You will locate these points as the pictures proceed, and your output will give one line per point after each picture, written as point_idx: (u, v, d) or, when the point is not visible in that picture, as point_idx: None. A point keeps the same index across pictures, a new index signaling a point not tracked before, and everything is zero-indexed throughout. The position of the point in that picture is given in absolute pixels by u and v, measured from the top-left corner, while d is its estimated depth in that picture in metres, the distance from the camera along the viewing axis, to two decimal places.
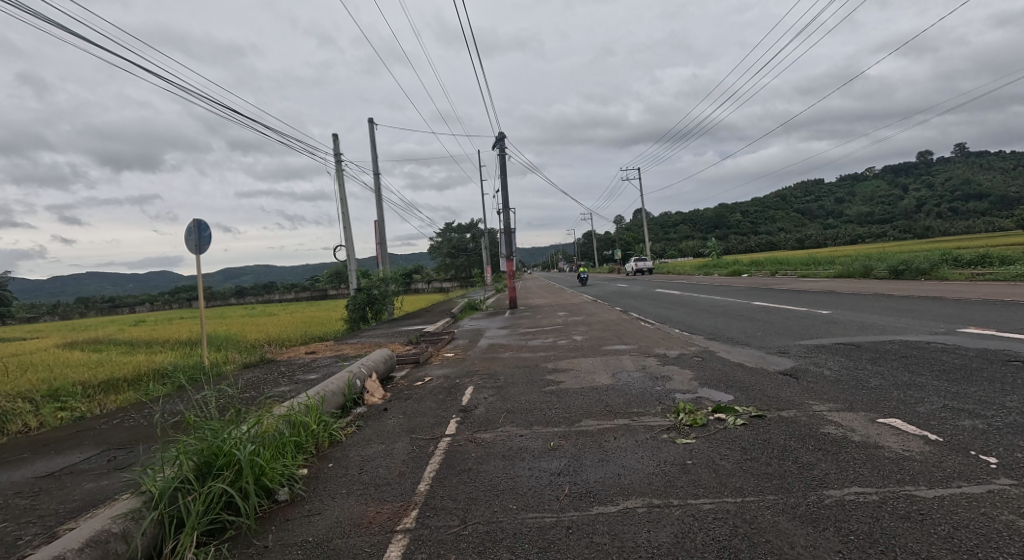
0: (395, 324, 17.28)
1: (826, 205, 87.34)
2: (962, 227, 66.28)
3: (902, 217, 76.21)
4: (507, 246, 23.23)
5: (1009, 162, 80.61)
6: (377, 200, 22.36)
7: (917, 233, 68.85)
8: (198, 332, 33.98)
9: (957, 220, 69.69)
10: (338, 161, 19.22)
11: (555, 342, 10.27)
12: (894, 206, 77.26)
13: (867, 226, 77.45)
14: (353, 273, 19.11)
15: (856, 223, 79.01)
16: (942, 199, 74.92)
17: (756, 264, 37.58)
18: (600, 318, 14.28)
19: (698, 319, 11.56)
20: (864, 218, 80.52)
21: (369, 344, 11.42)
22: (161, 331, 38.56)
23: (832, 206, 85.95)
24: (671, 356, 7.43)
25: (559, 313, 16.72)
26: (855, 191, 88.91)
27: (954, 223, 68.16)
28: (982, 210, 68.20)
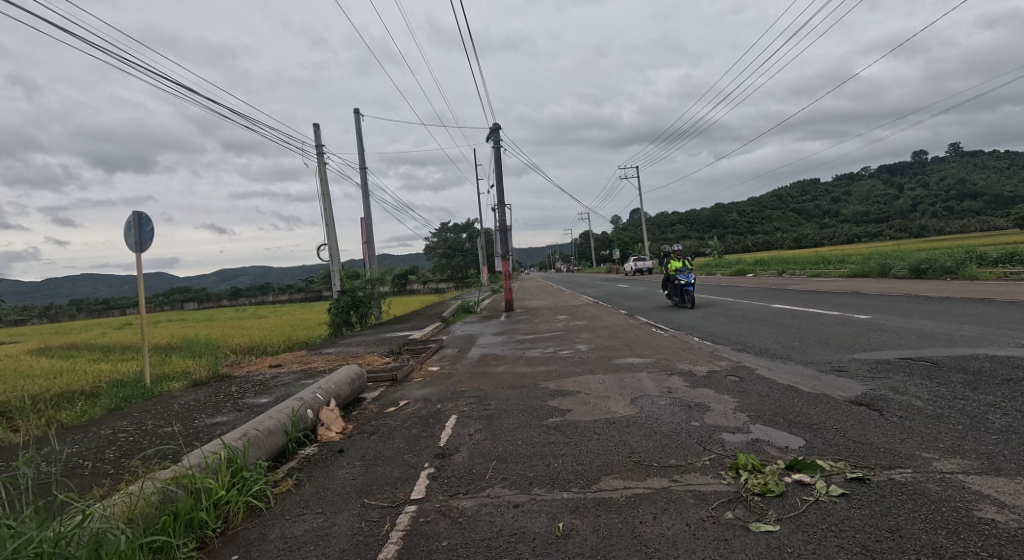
0: (381, 330, 15.89)
1: (824, 205, 86.42)
2: (957, 226, 65.62)
3: (899, 216, 75.41)
4: (502, 245, 21.88)
5: (1004, 162, 80.05)
6: (364, 196, 21.04)
7: (914, 233, 68.12)
8: (181, 336, 32.58)
9: (953, 219, 68.99)
10: (320, 154, 17.90)
11: (557, 353, 8.95)
12: (895, 205, 76.39)
13: (863, 226, 76.67)
14: (336, 274, 17.75)
15: (853, 223, 78.20)
16: (939, 198, 74.21)
17: (760, 263, 36.38)
18: (605, 323, 12.97)
19: (718, 325, 10.25)
20: (860, 218, 79.70)
21: (345, 355, 10.08)
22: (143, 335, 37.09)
23: (829, 206, 85.13)
24: (698, 375, 6.13)
25: (559, 319, 15.40)
26: (852, 190, 88.12)
27: (951, 222, 67.42)
28: (978, 210, 67.56)
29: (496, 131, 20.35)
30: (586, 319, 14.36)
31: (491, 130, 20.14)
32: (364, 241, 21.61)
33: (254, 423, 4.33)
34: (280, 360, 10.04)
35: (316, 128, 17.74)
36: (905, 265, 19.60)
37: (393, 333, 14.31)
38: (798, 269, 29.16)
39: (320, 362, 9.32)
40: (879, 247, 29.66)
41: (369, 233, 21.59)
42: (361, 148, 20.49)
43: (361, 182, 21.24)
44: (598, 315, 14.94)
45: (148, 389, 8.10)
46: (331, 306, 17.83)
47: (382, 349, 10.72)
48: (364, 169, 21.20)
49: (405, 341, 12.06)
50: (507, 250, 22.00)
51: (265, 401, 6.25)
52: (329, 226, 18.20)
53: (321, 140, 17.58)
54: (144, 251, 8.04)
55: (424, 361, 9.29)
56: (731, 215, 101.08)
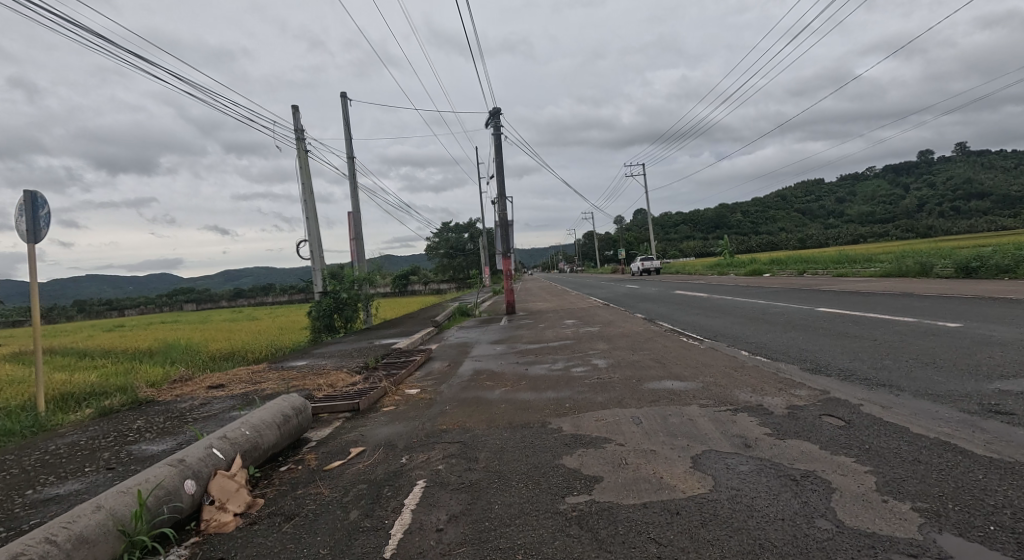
0: (364, 337, 14.08)
1: (828, 205, 84.18)
2: (963, 226, 63.69)
3: (903, 216, 73.37)
4: (503, 242, 20.07)
5: (1012, 161, 78.17)
6: (351, 188, 19.29)
7: (920, 233, 66.28)
8: (164, 339, 30.95)
9: (958, 218, 66.80)
10: (300, 140, 16.13)
11: (569, 372, 7.09)
12: (899, 204, 74.75)
13: (868, 226, 74.75)
14: (317, 274, 15.97)
15: (859, 222, 76.26)
16: (945, 197, 72.33)
17: (777, 263, 34.55)
18: (622, 330, 11.13)
19: (764, 334, 8.43)
20: (863, 218, 77.71)
21: (309, 371, 8.24)
22: (127, 338, 35.54)
23: (833, 206, 83.25)
24: (777, 414, 4.26)
25: (565, 324, 13.57)
26: (856, 190, 86.28)
27: (957, 222, 65.43)
28: (985, 209, 65.69)
29: (496, 115, 18.50)
30: (598, 325, 12.53)
31: (491, 113, 18.31)
32: (353, 237, 19.87)
33: (58, 522, 2.49)
34: (228, 376, 8.22)
35: (295, 110, 15.97)
36: (951, 263, 17.75)
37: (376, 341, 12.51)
38: (820, 269, 27.25)
39: (274, 381, 7.49)
40: (908, 246, 27.67)
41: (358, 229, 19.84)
42: (347, 136, 18.72)
43: (349, 173, 19.49)
44: (611, 320, 13.15)
45: (41, 418, 6.28)
46: (313, 309, 16.05)
47: (356, 363, 8.90)
48: (352, 158, 19.45)
49: (387, 352, 10.25)
50: (508, 247, 20.16)
51: (158, 450, 4.39)
52: (310, 220, 16.46)
53: (300, 123, 15.81)
54: (37, 241, 6.25)
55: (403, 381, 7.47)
56: (737, 215, 99.11)
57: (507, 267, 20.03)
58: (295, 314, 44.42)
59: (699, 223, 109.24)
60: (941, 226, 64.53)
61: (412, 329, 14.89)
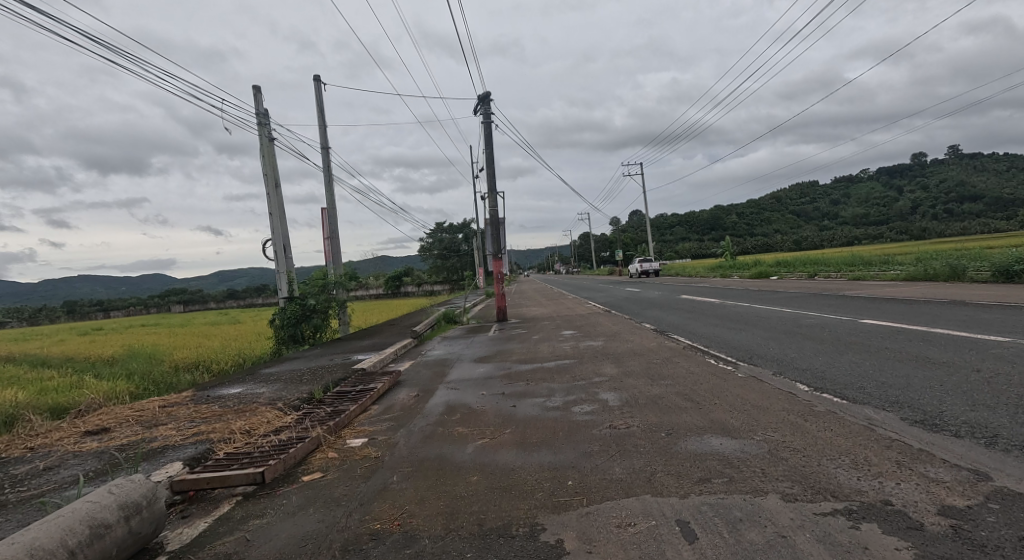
0: (333, 351, 12.22)
1: (823, 206, 83.10)
2: (956, 228, 62.67)
3: (897, 218, 72.40)
4: (494, 243, 18.23)
5: (1003, 165, 77.67)
6: (326, 182, 17.49)
7: (913, 235, 65.30)
8: (133, 345, 29.05)
9: (951, 221, 65.78)
10: (263, 126, 14.30)
11: (569, 413, 5.31)
12: (896, 205, 73.78)
13: (863, 227, 73.70)
14: (282, 277, 14.15)
15: (852, 224, 75.25)
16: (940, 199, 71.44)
17: (785, 264, 33.03)
18: (632, 346, 9.32)
19: (816, 357, 6.65)
20: (858, 220, 76.68)
21: (232, 406, 6.31)
22: (98, 343, 33.65)
23: (829, 208, 82.15)
24: (936, 531, 2.45)
25: (565, 336, 11.77)
26: (851, 192, 85.40)
27: (949, 224, 64.45)
28: (977, 212, 64.84)
29: (486, 100, 16.74)
30: (602, 338, 10.74)
31: (479, 98, 16.54)
32: (329, 236, 18.01)
33: None
34: (128, 412, 6.34)
35: (256, 91, 14.14)
36: (987, 265, 16.15)
37: (342, 358, 10.63)
38: (834, 271, 25.58)
39: (176, 424, 5.57)
40: (928, 246, 25.92)
41: (334, 227, 18.00)
42: (321, 123, 16.94)
43: (323, 165, 17.70)
44: (616, 332, 11.38)
45: None
46: (277, 317, 14.16)
47: (300, 394, 7.00)
48: (327, 149, 17.64)
49: (347, 375, 8.35)
50: (500, 247, 18.33)
51: None
52: (274, 215, 14.61)
53: (262, 106, 13.98)
54: None
55: (349, 428, 5.54)
56: (733, 216, 97.97)
57: (499, 270, 18.19)
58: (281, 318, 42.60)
59: (696, 223, 108.00)
60: (943, 227, 63.41)
61: (389, 342, 13.04)
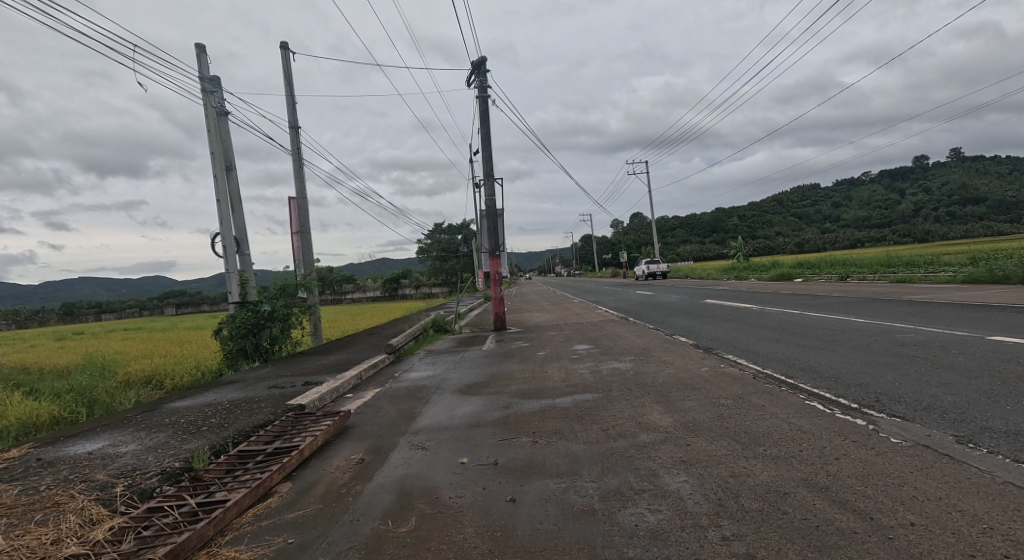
0: (286, 370, 9.68)
1: (829, 207, 80.87)
2: (959, 231, 60.46)
3: (900, 220, 69.87)
4: (490, 239, 15.68)
5: (1006, 167, 75.72)
6: (296, 167, 15.11)
7: (917, 238, 63.04)
8: (101, 352, 26.85)
9: (955, 224, 63.44)
10: (209, 94, 11.87)
11: (616, 539, 2.74)
12: (899, 206, 71.54)
13: (865, 230, 71.11)
14: (232, 280, 11.71)
15: (853, 226, 72.80)
16: (939, 203, 69.24)
17: (809, 265, 30.76)
18: (675, 374, 6.73)
19: (1000, 406, 4.12)
20: (863, 222, 74.00)
21: (41, 491, 3.73)
22: (70, 348, 31.59)
23: (833, 210, 79.71)
24: None
25: (581, 353, 9.21)
26: (854, 193, 83.29)
27: (953, 226, 62.17)
28: (981, 214, 62.71)
29: (481, 68, 14.23)
30: (630, 358, 8.17)
31: (474, 66, 14.12)
32: (300, 231, 15.49)
33: None
34: None
35: (200, 50, 11.72)
36: None
37: (289, 384, 8.07)
38: (869, 274, 23.02)
39: None
40: (974, 246, 23.55)
41: (305, 221, 15.51)
42: (289, 98, 14.55)
43: (293, 147, 15.24)
44: (647, 349, 8.81)
45: None
46: (225, 325, 11.63)
47: (176, 455, 4.43)
48: (297, 128, 15.19)
49: (274, 416, 5.77)
50: (498, 243, 15.79)
51: None
52: (222, 202, 12.00)
53: (206, 69, 11.57)
54: None
55: (209, 554, 2.98)
56: (736, 217, 95.99)
57: (496, 270, 15.65)
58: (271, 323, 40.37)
59: (699, 225, 105.93)
60: (950, 229, 61.60)
61: (359, 358, 10.48)
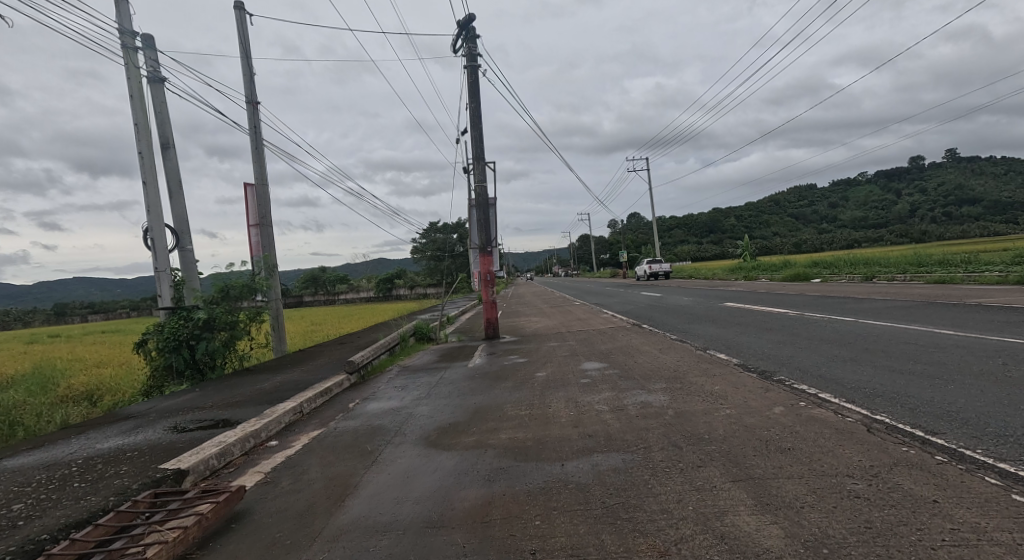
0: (212, 397, 7.50)
1: (826, 206, 79.29)
2: (955, 232, 59.01)
3: (896, 220, 68.20)
4: (481, 233, 13.51)
5: (1004, 167, 74.47)
6: (255, 148, 13.27)
7: (913, 238, 61.59)
8: (66, 357, 24.82)
9: (951, 225, 62.12)
10: (131, 51, 9.65)
11: None
12: (893, 207, 69.92)
13: (860, 230, 69.30)
14: (163, 281, 9.72)
15: (850, 226, 70.90)
16: (935, 205, 67.51)
17: (825, 265, 28.88)
18: (741, 421, 4.54)
19: None
20: (858, 222, 72.36)
21: None
22: (40, 352, 29.64)
23: (830, 209, 77.88)
24: None
25: (595, 378, 7.03)
26: (855, 192, 81.73)
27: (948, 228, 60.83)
28: (977, 215, 61.53)
29: (469, 30, 12.14)
30: (664, 390, 5.98)
31: (460, 28, 12.03)
32: (259, 224, 13.36)
33: None
34: None
35: None
36: None
37: (196, 425, 5.88)
38: (900, 275, 20.91)
39: None
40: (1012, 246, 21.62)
41: (266, 212, 13.36)
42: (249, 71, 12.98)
43: (251, 126, 13.28)
44: (683, 375, 6.62)
45: None
46: (151, 337, 9.39)
47: None
48: (255, 104, 13.28)
49: (116, 497, 3.61)
50: (490, 238, 13.63)
51: None
52: (149, 184, 9.69)
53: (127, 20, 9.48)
54: None
55: None
56: (735, 217, 94.32)
57: (487, 269, 13.52)
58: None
59: (697, 225, 104.25)
60: (947, 229, 60.61)
61: (311, 379, 8.29)
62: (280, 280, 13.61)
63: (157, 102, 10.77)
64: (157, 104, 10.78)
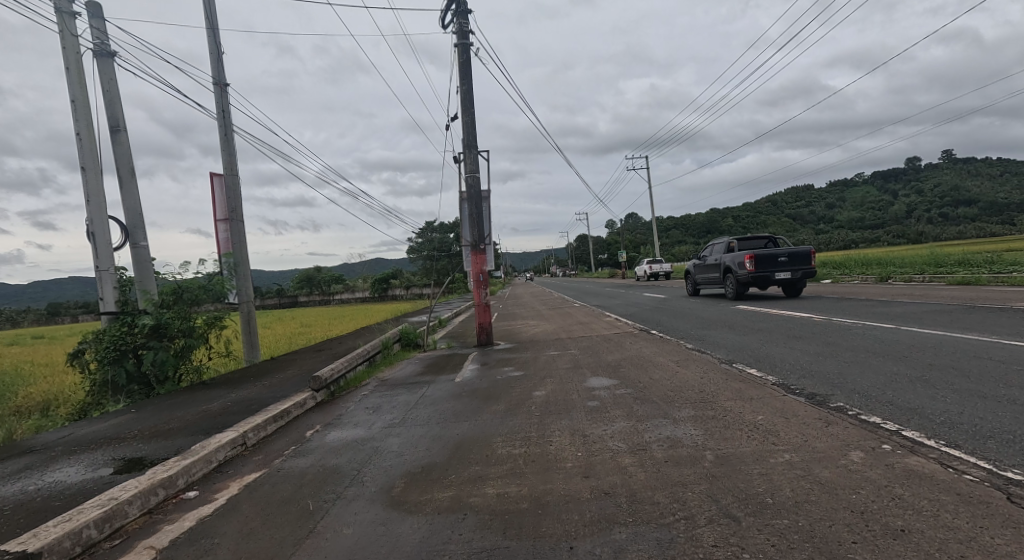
0: (144, 420, 6.24)
1: (825, 206, 78.42)
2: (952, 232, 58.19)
3: (893, 221, 67.45)
4: (473, 229, 12.30)
5: (1004, 167, 73.68)
6: (224, 135, 12.06)
7: (910, 239, 60.73)
8: (42, 360, 23.63)
9: (947, 225, 61.35)
10: (67, 16, 8.37)
11: None
12: (891, 208, 69.09)
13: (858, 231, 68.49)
14: (105, 285, 8.48)
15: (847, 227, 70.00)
16: (932, 205, 66.65)
17: (832, 265, 27.80)
18: (813, 476, 3.31)
19: None
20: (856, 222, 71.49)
21: None
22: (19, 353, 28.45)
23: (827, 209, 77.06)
24: None
25: (604, 402, 5.78)
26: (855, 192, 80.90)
27: (945, 228, 60.06)
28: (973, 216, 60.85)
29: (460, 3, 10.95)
30: (695, 423, 4.74)
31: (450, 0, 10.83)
32: (228, 218, 12.15)
33: None
34: None
35: None
36: None
37: (95, 467, 4.55)
38: (916, 276, 19.83)
39: None
40: None
41: (235, 205, 12.15)
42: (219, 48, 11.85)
43: (219, 110, 12.06)
44: (714, 401, 5.40)
45: None
46: (89, 346, 8.12)
47: None
48: (224, 85, 12.05)
49: None
50: (483, 234, 12.41)
51: None
52: (88, 170, 8.43)
53: None
54: None
55: None
56: (733, 217, 93.39)
57: (480, 269, 12.32)
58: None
59: (694, 226, 103.31)
60: (945, 230, 59.93)
61: (270, 397, 7.04)
62: (251, 280, 12.39)
63: (105, 78, 9.54)
64: (106, 80, 9.55)
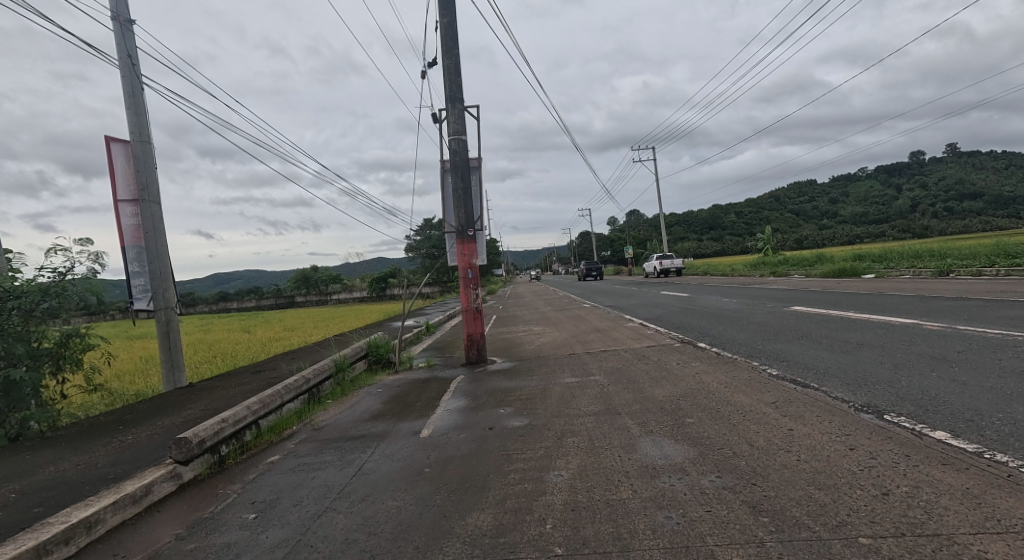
0: None
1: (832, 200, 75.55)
2: (960, 227, 55.48)
3: (898, 214, 64.55)
4: (459, 209, 9.33)
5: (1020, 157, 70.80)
6: (130, 89, 9.19)
7: (916, 234, 57.67)
8: None
9: (953, 219, 58.57)
10: None
11: None
12: (894, 203, 65.67)
13: (865, 225, 65.58)
14: None
15: (853, 222, 67.15)
16: (936, 200, 63.05)
17: (867, 259, 24.94)
18: None
19: None
20: (857, 218, 68.12)
21: None
22: None
23: (829, 204, 74.07)
24: None
25: (700, 530, 2.78)
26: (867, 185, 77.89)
27: (951, 221, 57.33)
28: (981, 209, 58.10)
29: None
30: None
31: None
32: (137, 199, 9.28)
33: None
34: None
35: None
36: None
37: None
38: (987, 270, 16.98)
39: None
40: None
41: (145, 180, 9.27)
42: None
43: (122, 55, 9.16)
44: (959, 542, 2.40)
45: None
46: None
47: None
48: (128, 23, 9.18)
49: None
50: (472, 217, 9.45)
51: None
52: None
53: None
54: None
55: None
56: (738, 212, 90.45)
57: (468, 263, 9.37)
58: (224, 328, 33.84)
59: (695, 222, 100.31)
60: (955, 223, 57.06)
61: (92, 482, 4.08)
62: (171, 278, 9.53)
63: None
64: None
